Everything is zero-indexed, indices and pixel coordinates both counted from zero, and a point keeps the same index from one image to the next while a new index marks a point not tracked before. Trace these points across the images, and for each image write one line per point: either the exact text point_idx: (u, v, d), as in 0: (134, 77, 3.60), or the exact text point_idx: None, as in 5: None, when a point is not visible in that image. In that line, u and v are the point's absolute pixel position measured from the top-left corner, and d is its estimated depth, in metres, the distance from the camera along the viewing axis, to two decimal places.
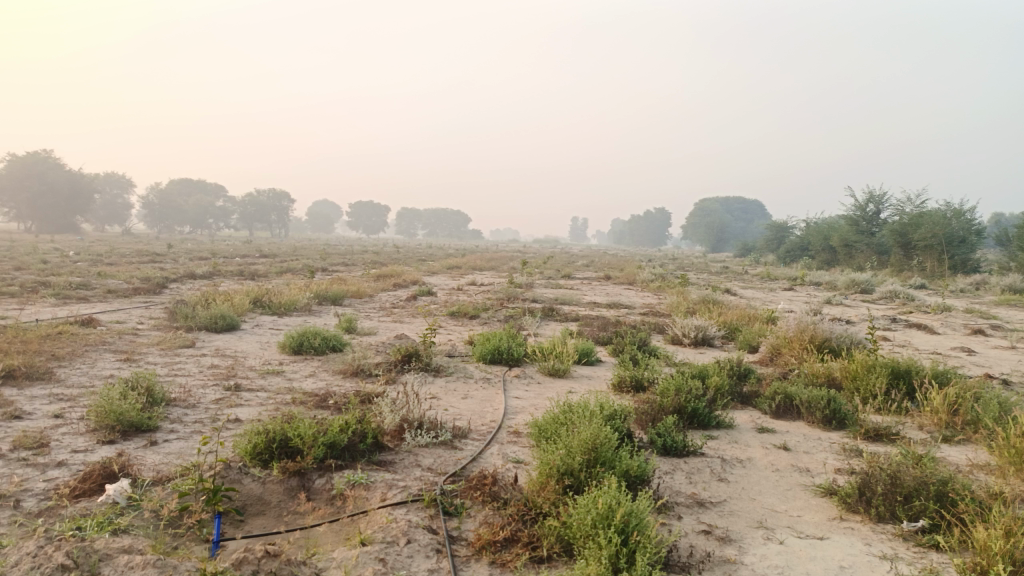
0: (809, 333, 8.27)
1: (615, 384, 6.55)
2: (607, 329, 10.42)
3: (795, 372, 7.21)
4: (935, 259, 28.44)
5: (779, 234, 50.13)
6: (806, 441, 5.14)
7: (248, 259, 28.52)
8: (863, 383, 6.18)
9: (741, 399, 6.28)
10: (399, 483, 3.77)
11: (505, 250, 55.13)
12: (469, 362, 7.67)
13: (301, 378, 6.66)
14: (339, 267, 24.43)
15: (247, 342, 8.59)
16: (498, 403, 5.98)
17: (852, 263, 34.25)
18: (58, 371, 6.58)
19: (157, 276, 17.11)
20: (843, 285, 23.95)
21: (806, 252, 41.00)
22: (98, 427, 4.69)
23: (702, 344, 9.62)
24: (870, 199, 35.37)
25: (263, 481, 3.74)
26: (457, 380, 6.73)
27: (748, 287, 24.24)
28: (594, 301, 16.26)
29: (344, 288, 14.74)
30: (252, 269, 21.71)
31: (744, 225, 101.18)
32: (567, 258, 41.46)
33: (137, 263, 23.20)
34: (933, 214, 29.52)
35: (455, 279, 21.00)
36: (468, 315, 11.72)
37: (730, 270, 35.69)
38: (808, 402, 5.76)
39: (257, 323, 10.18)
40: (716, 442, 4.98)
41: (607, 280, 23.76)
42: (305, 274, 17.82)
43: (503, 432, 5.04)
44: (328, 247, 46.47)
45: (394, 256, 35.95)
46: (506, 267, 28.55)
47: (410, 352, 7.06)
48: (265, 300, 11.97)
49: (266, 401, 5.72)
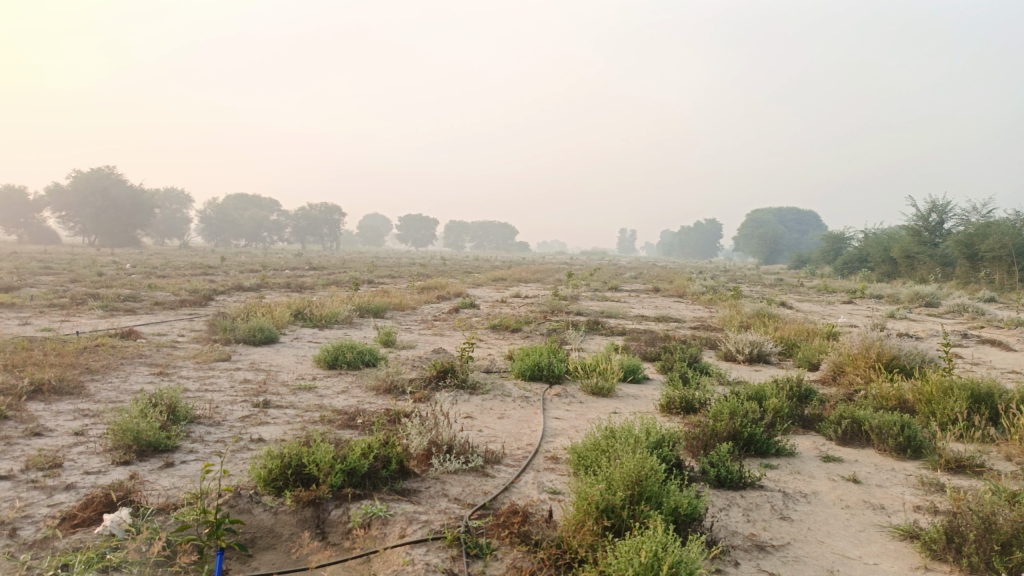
0: (874, 351, 7.66)
1: (662, 405, 6.10)
2: (655, 344, 9.94)
3: (862, 394, 6.64)
4: (1004, 271, 26.94)
5: (835, 245, 48.51)
6: (878, 474, 4.61)
7: (297, 271, 28.78)
8: (940, 407, 5.59)
9: (803, 424, 5.75)
10: (421, 517, 3.43)
11: (552, 262, 54.78)
12: (508, 378, 7.31)
13: (333, 394, 6.40)
14: (385, 280, 24.39)
15: (283, 356, 8.40)
16: (537, 424, 5.60)
17: (914, 275, 32.79)
18: (90, 385, 6.46)
19: (204, 288, 17.29)
20: (905, 299, 22.83)
21: (864, 265, 39.51)
22: (114, 447, 4.49)
23: (757, 361, 9.07)
24: (933, 208, 33.89)
25: (274, 512, 3.45)
26: (494, 398, 6.37)
27: (804, 300, 23.38)
28: (641, 313, 15.76)
29: (386, 300, 14.56)
30: (300, 282, 21.80)
31: (798, 237, 98.64)
32: (615, 270, 40.76)
33: (189, 275, 23.61)
34: (1002, 224, 28.03)
35: (501, 292, 20.74)
36: (510, 329, 11.37)
37: (784, 282, 34.58)
38: (878, 428, 5.22)
39: (295, 336, 10.02)
40: (777, 472, 4.51)
41: (656, 292, 23.17)
42: (350, 286, 17.77)
43: (541, 457, 4.66)
44: (378, 259, 46.85)
45: (441, 268, 35.91)
46: (552, 279, 28.18)
47: (445, 368, 6.74)
48: (306, 312, 11.85)
49: (293, 420, 5.45)
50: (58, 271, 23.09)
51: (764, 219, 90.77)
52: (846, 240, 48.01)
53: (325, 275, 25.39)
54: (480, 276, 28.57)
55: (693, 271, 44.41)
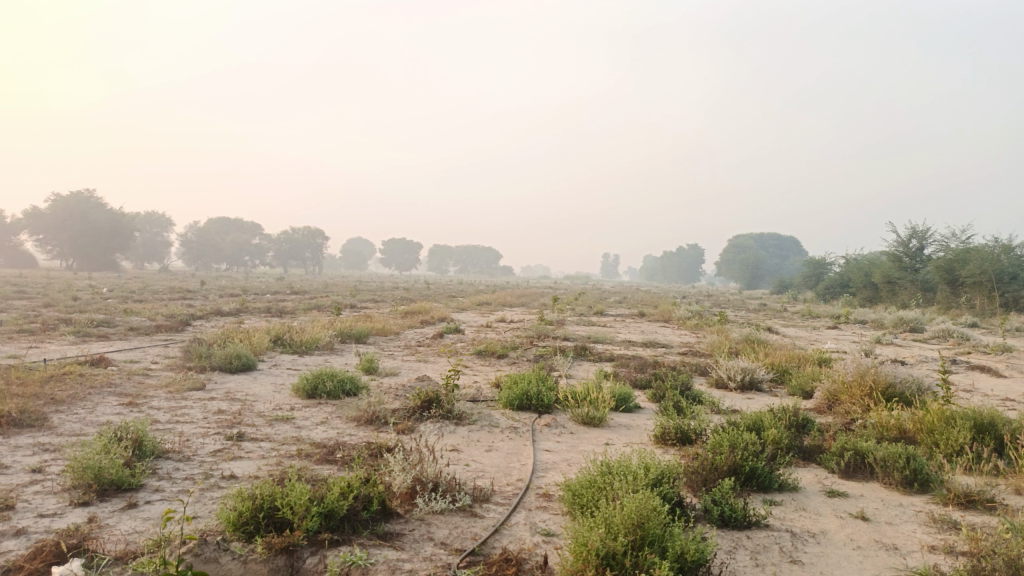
0: (870, 378, 7.48)
1: (657, 436, 5.86)
2: (645, 370, 9.72)
3: (861, 423, 6.45)
4: (984, 296, 27.09)
5: (817, 270, 48.83)
6: (887, 510, 4.38)
7: (279, 295, 28.38)
8: (944, 437, 5.39)
9: (803, 456, 5.53)
10: (404, 567, 3.16)
11: (535, 286, 54.61)
12: (496, 408, 7.04)
13: (312, 426, 6.09)
14: (368, 304, 24.07)
15: (260, 384, 8.07)
16: (527, 458, 5.33)
17: (896, 300, 32.94)
18: (53, 417, 6.11)
19: (182, 313, 16.88)
20: (890, 324, 22.85)
21: (846, 289, 39.75)
22: (73, 486, 4.16)
23: (749, 389, 8.87)
24: (913, 233, 34.22)
25: (243, 561, 3.15)
26: (482, 429, 6.09)
27: (789, 325, 23.37)
28: (628, 339, 15.56)
29: (369, 325, 14.25)
30: (281, 306, 21.41)
31: (779, 262, 99.47)
32: (598, 295, 40.71)
33: (167, 300, 23.12)
34: (982, 250, 28.28)
35: (486, 316, 20.47)
36: (496, 355, 11.11)
37: (768, 307, 34.63)
38: (883, 460, 5.00)
39: (274, 363, 9.69)
40: (781, 509, 4.27)
41: (641, 317, 22.99)
42: (332, 311, 17.42)
43: (532, 494, 4.39)
44: (361, 284, 46.34)
45: (425, 293, 35.60)
46: (537, 304, 27.95)
47: (430, 398, 6.46)
48: (286, 338, 11.51)
49: (268, 454, 5.15)
50: (32, 296, 22.55)
51: (746, 245, 91.49)
52: (828, 265, 48.32)
53: (306, 300, 25.00)
54: (464, 300, 28.30)
55: (677, 296, 44.37)
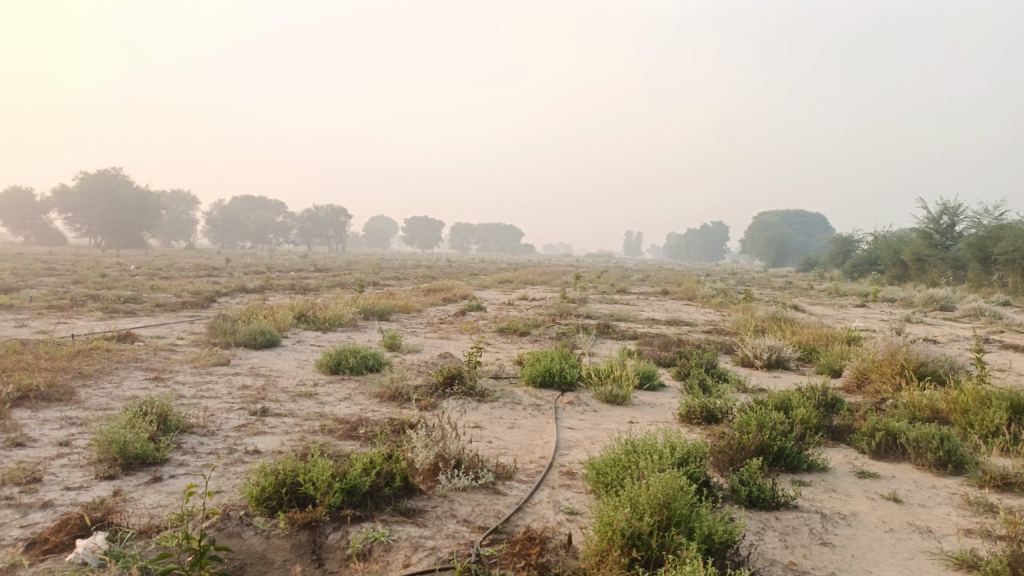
0: (901, 357, 7.31)
1: (682, 415, 5.78)
2: (669, 348, 9.62)
3: (891, 402, 6.31)
4: (1017, 275, 26.46)
5: (844, 248, 48.06)
6: (920, 492, 4.27)
7: (303, 273, 28.55)
8: (979, 418, 5.24)
9: (833, 436, 5.41)
10: (427, 544, 3.13)
11: (557, 264, 54.42)
12: (519, 385, 7.00)
13: (335, 402, 6.09)
14: (391, 281, 24.13)
15: (284, 360, 8.10)
16: (550, 435, 5.28)
17: (925, 278, 32.32)
18: (81, 391, 6.17)
19: (208, 290, 17.04)
20: (919, 302, 22.43)
21: (874, 267, 39.10)
22: (99, 460, 4.19)
23: (775, 367, 8.73)
24: (944, 210, 33.46)
25: (266, 536, 3.14)
26: (504, 406, 6.05)
27: (815, 303, 23.04)
28: (652, 317, 15.42)
29: (392, 302, 14.26)
30: (304, 284, 21.53)
31: (805, 240, 98.09)
32: (621, 273, 40.48)
33: (193, 277, 23.36)
34: (1015, 227, 27.58)
35: (508, 294, 20.42)
36: (519, 332, 11.06)
37: (794, 285, 34.18)
38: (916, 440, 4.87)
39: (298, 339, 9.73)
40: (811, 489, 4.18)
41: (665, 295, 22.79)
42: (355, 288, 17.47)
43: (556, 472, 4.34)
44: (383, 261, 46.55)
45: (447, 271, 35.62)
46: (559, 282, 27.82)
47: (453, 374, 6.42)
48: (309, 314, 11.56)
49: (291, 429, 5.15)
50: (62, 273, 22.91)
51: (771, 222, 90.26)
52: (855, 243, 47.52)
53: (330, 277, 25.10)
54: (486, 278, 28.27)
55: (701, 274, 43.96)
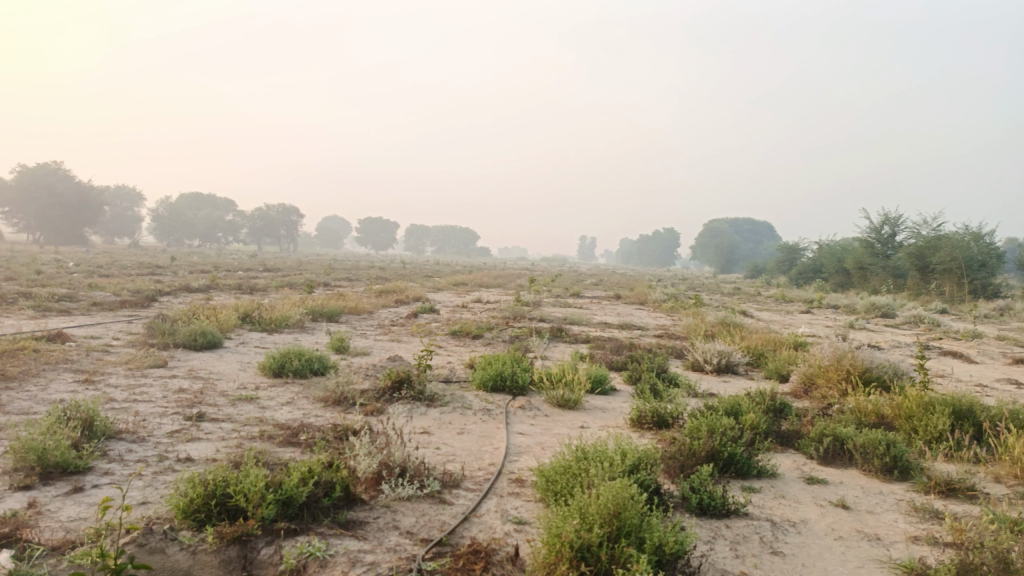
0: (847, 362, 7.42)
1: (633, 419, 5.71)
2: (621, 352, 9.60)
3: (837, 407, 6.37)
4: (954, 283, 27.43)
5: (790, 255, 49.22)
6: (867, 498, 4.27)
7: (251, 273, 27.84)
8: (923, 424, 5.31)
9: (781, 441, 5.41)
10: (366, 558, 2.97)
11: (512, 268, 54.38)
12: (469, 389, 6.85)
13: (277, 406, 5.85)
14: (342, 282, 23.70)
15: (225, 362, 7.79)
16: (500, 441, 5.15)
17: (868, 286, 33.26)
18: (1, 394, 5.79)
19: (149, 288, 16.41)
20: (862, 309, 23.03)
21: (819, 274, 40.11)
22: (14, 469, 3.90)
23: (725, 372, 8.78)
24: (886, 220, 34.53)
25: (192, 552, 2.94)
26: (453, 411, 5.90)
27: (764, 309, 23.45)
28: (604, 321, 15.44)
29: (341, 303, 13.95)
30: (252, 283, 20.95)
31: (754, 247, 100.30)
32: (574, 276, 40.70)
33: (134, 275, 22.50)
34: (952, 237, 28.61)
35: (461, 296, 20.23)
36: (471, 335, 10.90)
37: (743, 291, 34.82)
38: (863, 446, 4.90)
39: (241, 341, 9.40)
40: (760, 496, 4.14)
41: (617, 299, 22.91)
42: (304, 288, 17.06)
43: (504, 479, 4.21)
44: (335, 262, 45.77)
45: (401, 272, 35.20)
46: (513, 285, 27.73)
47: (401, 378, 6.24)
48: (254, 315, 11.20)
49: (229, 436, 4.91)
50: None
51: (722, 230, 92.02)
52: (801, 250, 48.72)
53: (279, 277, 24.50)
54: (439, 280, 28.01)
55: (653, 279, 44.47)
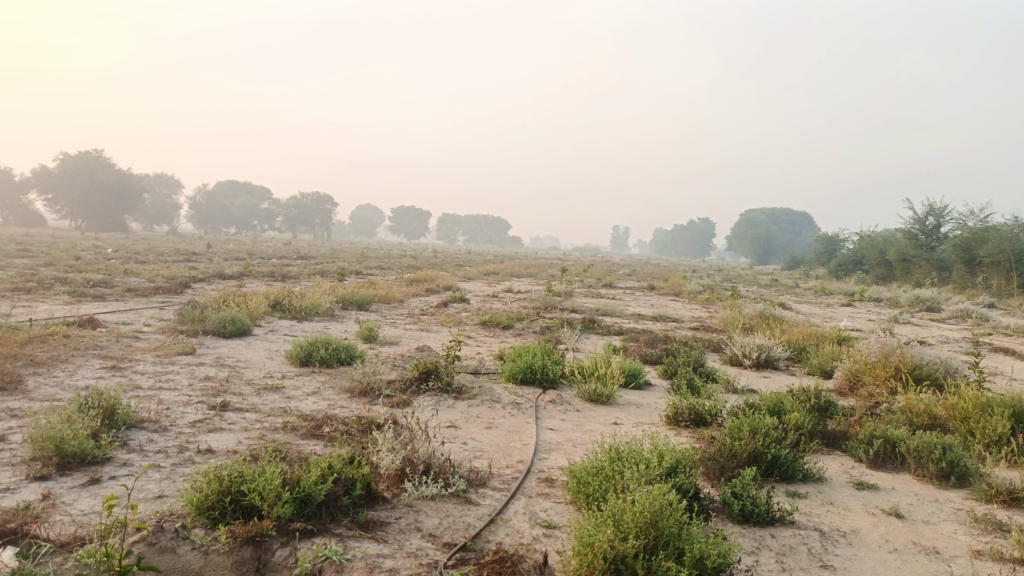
0: (895, 359, 7.06)
1: (669, 417, 5.47)
2: (656, 345, 9.33)
3: (886, 406, 6.05)
4: (1002, 277, 26.45)
5: (829, 247, 48.13)
6: (923, 506, 3.98)
7: (284, 260, 28.01)
8: (981, 426, 4.97)
9: (827, 442, 5.12)
10: (385, 564, 2.80)
11: (545, 257, 54.03)
12: (498, 381, 6.67)
13: (302, 396, 5.73)
14: (374, 271, 23.70)
15: (253, 350, 7.70)
16: (529, 437, 4.96)
17: (910, 279, 32.29)
18: (29, 380, 5.76)
19: (183, 275, 16.52)
20: (905, 303, 22.31)
21: (859, 266, 39.14)
22: (33, 458, 3.82)
23: (764, 366, 8.47)
24: (930, 211, 33.47)
25: (203, 552, 2.80)
26: (482, 404, 5.72)
27: (802, 302, 22.87)
28: (638, 312, 15.14)
29: (372, 292, 13.86)
30: (284, 271, 21.01)
31: (790, 238, 98.46)
32: (607, 266, 40.29)
33: (170, 262, 22.77)
34: (1001, 230, 27.56)
35: (492, 286, 20.05)
36: (501, 325, 10.72)
37: (780, 283, 34.09)
38: (916, 449, 4.59)
39: (270, 329, 9.33)
40: (807, 502, 3.88)
41: (651, 290, 22.51)
42: (336, 276, 17.02)
43: (533, 478, 4.01)
44: (368, 250, 45.97)
45: (433, 261, 35.14)
46: (546, 275, 27.47)
47: (429, 369, 6.08)
48: (284, 303, 11.15)
49: (251, 426, 4.79)
50: (35, 255, 22.25)
51: (758, 220, 90.49)
52: (840, 242, 47.55)
53: (311, 265, 24.58)
54: (471, 269, 27.88)
55: (687, 270, 43.83)
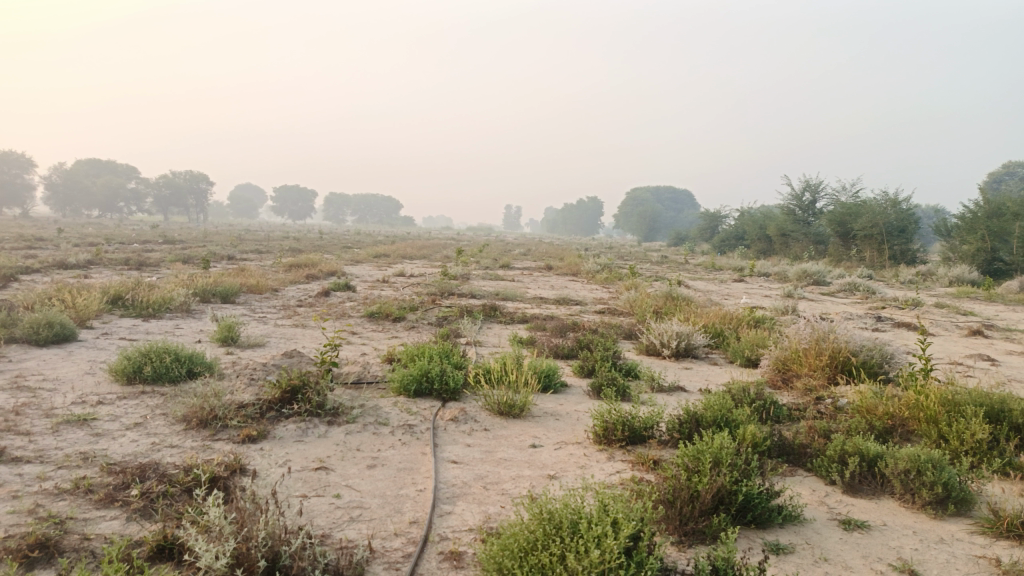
0: (827, 344, 6.37)
1: (598, 435, 4.44)
2: (565, 335, 8.33)
3: (834, 406, 5.29)
4: (874, 249, 27.53)
5: (712, 223, 49.32)
6: (933, 552, 3.12)
7: (148, 246, 25.30)
8: (961, 431, 4.21)
9: (788, 460, 4.25)
10: None
11: (438, 238, 52.52)
12: (387, 394, 5.42)
13: (119, 432, 4.26)
14: (250, 256, 21.58)
15: (70, 364, 6.04)
16: (426, 476, 3.78)
17: (790, 253, 33.24)
18: None
19: (11, 266, 14.01)
20: (794, 277, 22.59)
21: (741, 241, 40.25)
22: None
23: (684, 356, 7.67)
24: (807, 187, 34.54)
25: None
26: (364, 431, 4.46)
27: (697, 279, 22.69)
28: (539, 295, 14.18)
29: (240, 280, 12.11)
30: (143, 258, 18.62)
31: (675, 215, 101.27)
32: (501, 245, 39.46)
33: (4, 250, 19.69)
34: (873, 204, 28.56)
35: (382, 270, 18.55)
36: (391, 317, 9.43)
37: (670, 259, 34.40)
38: (899, 468, 3.75)
39: (104, 332, 7.60)
40: (799, 563, 2.93)
41: (548, 271, 21.71)
42: (200, 264, 15.05)
43: (432, 557, 2.84)
44: (245, 233, 42.85)
45: (318, 243, 32.90)
46: (439, 256, 26.17)
47: (294, 387, 4.74)
48: (129, 299, 9.32)
49: (23, 491, 3.31)
50: None
51: (643, 198, 92.51)
52: (722, 218, 48.78)
53: (177, 251, 22.05)
54: (358, 252, 26.16)
55: (578, 248, 43.69)
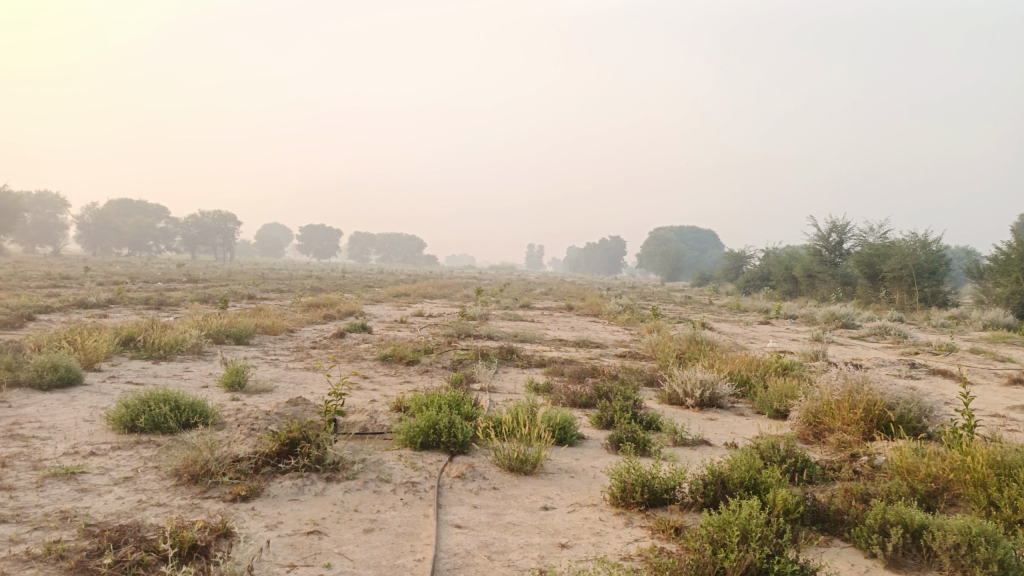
0: (862, 396, 5.99)
1: (615, 496, 4.11)
2: (583, 382, 8.00)
3: (871, 465, 4.91)
4: (904, 291, 26.83)
5: (737, 263, 48.74)
6: None
7: (171, 284, 25.43)
8: (1017, 497, 3.81)
9: (823, 528, 3.89)
10: None
11: (460, 276, 52.45)
12: (392, 447, 5.14)
13: (106, 488, 4.03)
14: (270, 295, 21.59)
15: (70, 411, 5.86)
16: (426, 542, 3.49)
17: (816, 294, 32.57)
18: None
19: (31, 304, 14.05)
20: (821, 320, 22.02)
21: (767, 282, 39.67)
22: None
23: (708, 406, 7.30)
24: (833, 228, 34.02)
25: None
26: (364, 489, 4.19)
27: (722, 321, 22.19)
28: (558, 337, 13.86)
29: (256, 321, 11.99)
30: (164, 296, 18.66)
31: (698, 255, 100.59)
32: (522, 285, 39.22)
33: (29, 289, 19.86)
34: (901, 245, 27.96)
35: (401, 311, 18.37)
36: (404, 360, 9.19)
37: (694, 300, 33.89)
38: (950, 542, 3.38)
39: (111, 376, 7.44)
40: None
41: (570, 311, 21.40)
42: (219, 303, 14.99)
43: None
44: (269, 271, 43.15)
45: (340, 282, 32.94)
46: (459, 296, 26.00)
47: (293, 439, 4.50)
48: (140, 340, 9.19)
49: None
50: None
51: (666, 237, 92.09)
52: (746, 258, 48.17)
53: (199, 290, 22.13)
54: (379, 291, 26.06)
55: (600, 287, 43.33)
